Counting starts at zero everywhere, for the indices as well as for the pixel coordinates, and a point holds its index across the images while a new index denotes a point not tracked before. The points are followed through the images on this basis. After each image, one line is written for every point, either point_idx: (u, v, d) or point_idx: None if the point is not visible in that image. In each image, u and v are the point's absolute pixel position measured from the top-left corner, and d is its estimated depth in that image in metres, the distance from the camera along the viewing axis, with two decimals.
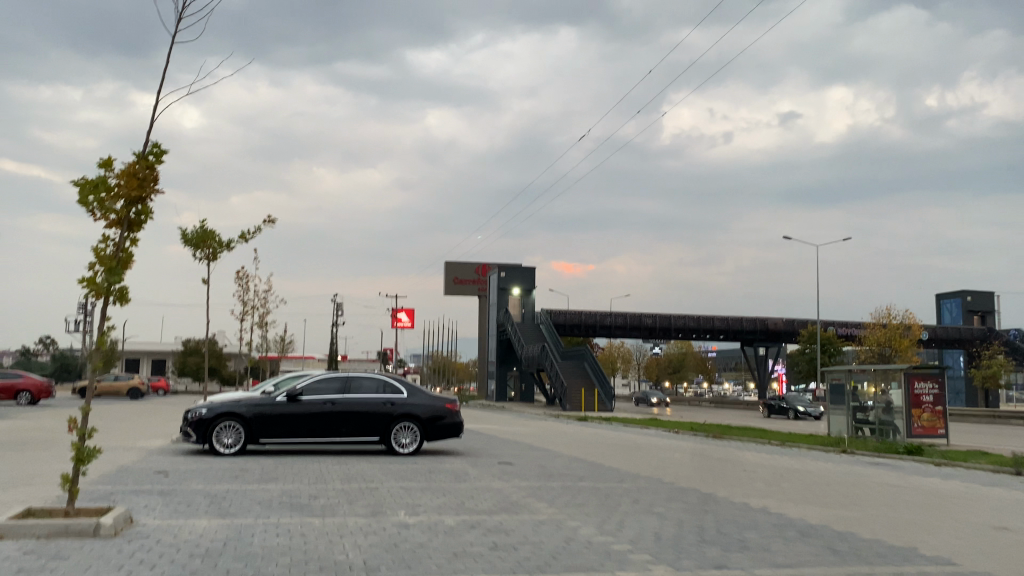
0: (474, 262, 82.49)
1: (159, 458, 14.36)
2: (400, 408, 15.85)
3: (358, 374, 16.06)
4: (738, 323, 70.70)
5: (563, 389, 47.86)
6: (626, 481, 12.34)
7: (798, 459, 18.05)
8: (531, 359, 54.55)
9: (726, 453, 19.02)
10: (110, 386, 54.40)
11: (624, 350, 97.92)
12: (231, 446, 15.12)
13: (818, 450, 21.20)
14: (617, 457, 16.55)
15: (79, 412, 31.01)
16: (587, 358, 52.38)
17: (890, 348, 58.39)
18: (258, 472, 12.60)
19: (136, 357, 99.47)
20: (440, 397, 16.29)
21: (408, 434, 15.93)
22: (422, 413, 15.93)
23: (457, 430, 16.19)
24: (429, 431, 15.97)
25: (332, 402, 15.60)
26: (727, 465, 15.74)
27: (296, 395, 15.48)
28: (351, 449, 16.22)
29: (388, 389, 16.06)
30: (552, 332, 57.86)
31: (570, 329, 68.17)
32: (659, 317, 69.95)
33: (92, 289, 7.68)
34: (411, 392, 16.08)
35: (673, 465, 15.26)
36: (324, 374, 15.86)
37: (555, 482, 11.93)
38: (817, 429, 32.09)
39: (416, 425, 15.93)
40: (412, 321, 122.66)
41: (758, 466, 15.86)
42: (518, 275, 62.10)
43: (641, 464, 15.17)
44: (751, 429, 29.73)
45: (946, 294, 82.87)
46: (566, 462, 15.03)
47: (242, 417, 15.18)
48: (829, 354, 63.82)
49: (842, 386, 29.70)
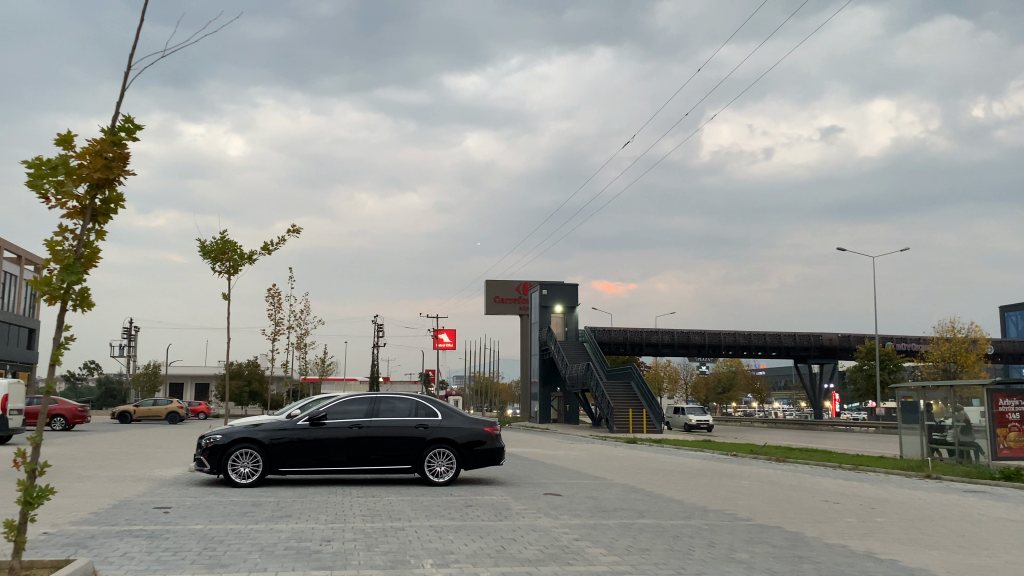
0: (515, 280, 81.14)
1: (167, 491, 12.96)
2: (434, 433, 14.29)
3: (388, 394, 14.60)
4: (791, 340, 68.13)
5: (610, 410, 45.95)
6: (693, 518, 10.63)
7: (879, 486, 16.16)
8: (574, 379, 52.82)
9: (794, 479, 17.27)
10: (150, 410, 53.87)
11: (670, 369, 95.43)
12: (248, 476, 13.70)
13: (898, 474, 19.23)
14: (676, 486, 14.93)
15: (110, 439, 29.98)
16: (634, 377, 50.44)
17: (955, 363, 55.30)
18: (272, 506, 11.14)
19: (179, 382, 99.75)
20: (478, 419, 14.70)
21: (443, 461, 14.34)
22: (458, 438, 14.36)
23: (498, 456, 14.57)
24: (467, 458, 14.38)
25: (358, 426, 14.12)
26: (803, 495, 14.01)
27: (319, 419, 14.02)
28: (381, 479, 14.69)
29: (421, 411, 14.51)
30: (596, 350, 56.08)
31: (615, 347, 66.22)
32: (708, 334, 67.68)
33: (44, 292, 6.19)
34: (446, 415, 14.53)
35: (742, 495, 13.56)
36: (350, 396, 14.39)
37: (611, 519, 10.23)
38: (886, 451, 29.82)
39: (451, 451, 14.35)
40: (453, 342, 121.50)
41: (838, 494, 14.08)
42: (560, 292, 60.55)
43: (706, 494, 13.51)
44: (815, 452, 27.71)
45: (1011, 306, 79.32)
46: (622, 492, 13.33)
47: (259, 443, 13.75)
48: (889, 370, 60.98)
49: (915, 405, 27.62)
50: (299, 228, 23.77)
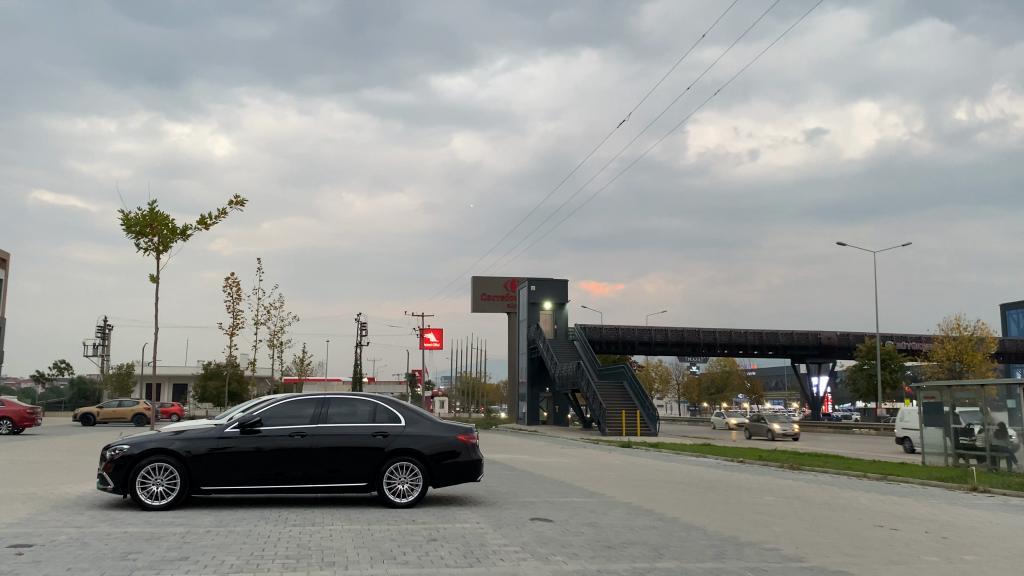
0: (503, 277, 78.47)
1: (52, 515, 10.23)
2: (397, 444, 11.63)
3: (341, 395, 11.98)
4: (789, 338, 65.92)
5: (602, 411, 43.36)
6: (729, 559, 8.07)
7: (926, 503, 13.70)
8: (564, 378, 50.25)
9: (823, 493, 14.78)
10: (115, 411, 50.85)
11: (662, 369, 92.97)
12: (162, 497, 11.04)
13: (938, 486, 16.75)
14: (694, 506, 12.39)
15: (52, 444, 27.11)
16: (626, 376, 47.91)
17: (960, 362, 53.19)
18: (175, 540, 8.51)
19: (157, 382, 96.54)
20: (449, 426, 12.09)
21: (406, 477, 11.69)
22: (426, 450, 11.71)
23: (474, 472, 11.93)
24: (437, 474, 11.75)
25: (301, 435, 11.48)
26: (848, 518, 11.48)
27: (253, 426, 11.39)
28: (333, 499, 12.01)
29: (380, 416, 11.91)
30: (586, 348, 53.62)
31: (607, 346, 63.67)
32: (702, 333, 65.25)
33: None
34: (412, 421, 11.90)
35: (777, 521, 11.02)
36: (294, 396, 11.77)
37: (619, 563, 7.63)
38: (905, 457, 27.35)
39: (416, 465, 11.68)
40: (439, 342, 118.52)
41: (892, 517, 11.59)
42: (549, 289, 58.00)
43: (734, 520, 10.98)
44: (828, 458, 25.32)
45: (1012, 304, 77.24)
46: (630, 519, 10.79)
47: (176, 456, 11.11)
48: (891, 370, 58.81)
49: (940, 405, 25.24)
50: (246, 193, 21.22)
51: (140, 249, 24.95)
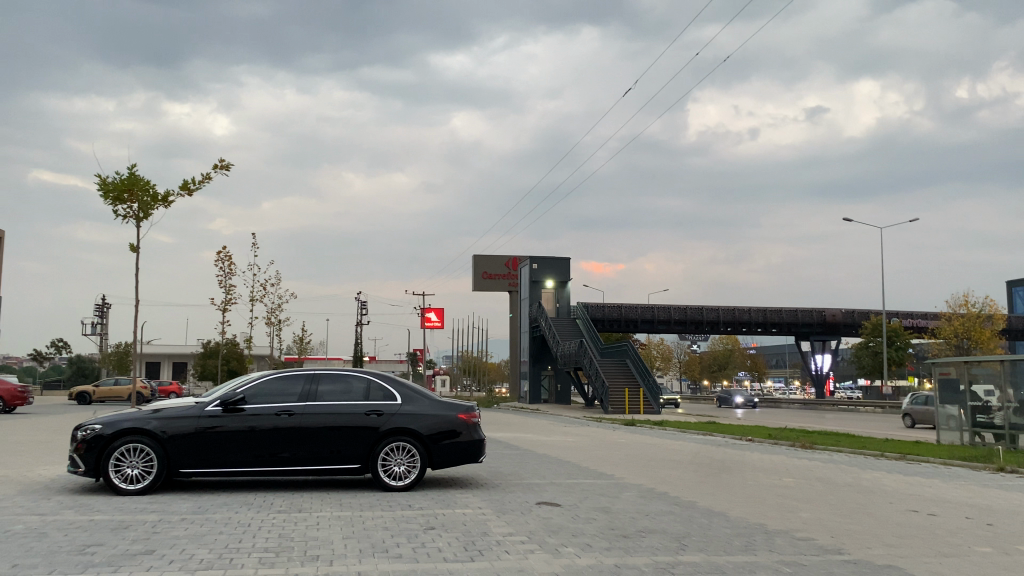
0: (504, 255, 77.54)
1: (16, 501, 9.38)
2: (393, 423, 10.79)
3: (333, 369, 11.14)
4: (793, 315, 65.09)
5: (605, 390, 42.57)
6: (760, 551, 7.23)
7: (956, 485, 12.87)
8: (566, 356, 49.47)
9: (846, 475, 13.93)
10: (111, 390, 50.14)
11: (664, 348, 92.22)
12: (138, 481, 10.22)
13: (964, 467, 15.93)
14: (711, 490, 11.56)
15: (39, 423, 26.34)
16: (629, 354, 47.10)
17: (968, 340, 52.36)
18: (144, 531, 7.64)
19: (156, 361, 95.94)
20: (449, 403, 11.23)
21: (402, 458, 10.85)
22: (424, 429, 10.85)
23: (475, 453, 11.09)
24: (436, 456, 10.91)
25: (288, 413, 10.65)
26: (879, 503, 10.66)
27: (235, 404, 10.56)
28: (324, 482, 11.19)
29: (374, 393, 11.06)
30: (589, 326, 52.79)
31: (609, 324, 62.84)
32: (705, 310, 64.39)
33: None
34: (408, 400, 11.05)
35: (802, 508, 10.19)
36: (281, 371, 10.92)
37: (639, 556, 6.78)
38: (919, 436, 26.55)
39: (413, 445, 10.84)
40: (440, 321, 117.80)
41: (927, 502, 10.77)
42: (551, 266, 57.10)
43: (757, 506, 10.16)
44: (841, 437, 24.50)
45: (1019, 281, 76.25)
46: (645, 506, 9.96)
47: (153, 436, 10.28)
48: (897, 348, 58.01)
49: (957, 383, 24.40)
50: (227, 159, 20.11)
51: (118, 217, 23.83)
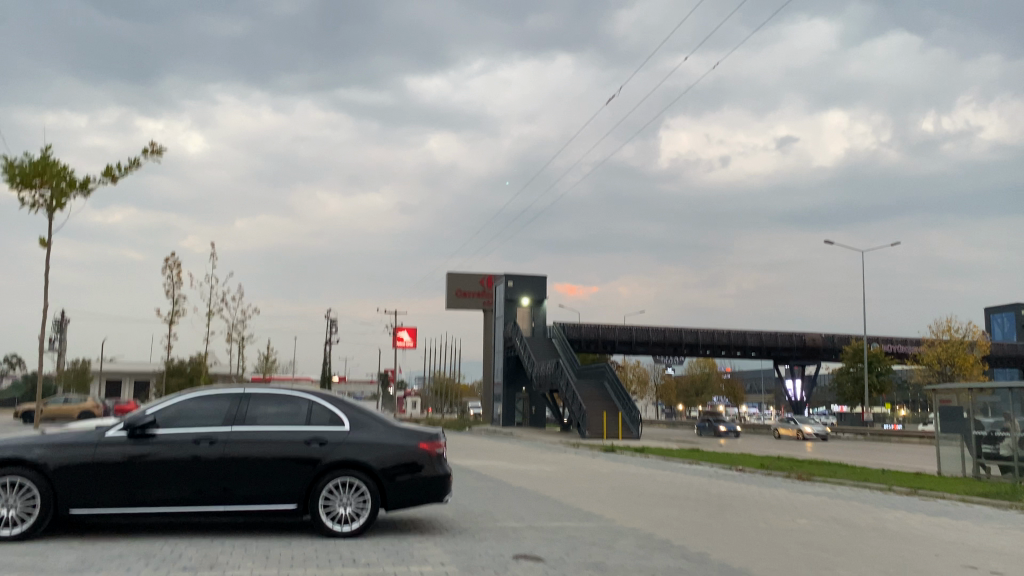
0: (479, 273, 75.68)
1: None
2: (339, 453, 8.89)
3: (269, 388, 9.27)
4: (772, 338, 63.75)
5: (582, 413, 40.69)
6: None
7: (997, 529, 11.26)
8: (542, 378, 47.59)
9: (866, 517, 12.24)
10: (61, 409, 47.25)
11: (640, 370, 90.60)
12: (17, 524, 8.23)
13: (985, 505, 14.36)
14: (720, 537, 9.76)
15: None
16: (607, 376, 45.37)
17: (952, 366, 51.33)
18: None
19: (117, 379, 92.47)
20: (409, 430, 9.35)
21: (349, 497, 8.90)
22: (377, 463, 8.97)
23: (440, 491, 9.19)
24: (391, 495, 9.01)
25: (210, 441, 8.77)
26: (923, 557, 8.98)
27: (145, 430, 8.68)
28: (257, 525, 9.25)
29: (318, 417, 9.17)
30: (566, 348, 51.06)
31: (585, 345, 61.15)
32: (684, 332, 62.98)
33: None
34: (360, 426, 9.17)
35: (838, 565, 8.42)
36: (204, 391, 9.05)
37: None
38: (915, 466, 25.04)
39: (363, 481, 8.91)
40: (412, 341, 115.28)
41: (981, 559, 9.05)
42: (527, 285, 55.31)
43: (780, 563, 8.38)
44: (838, 468, 22.83)
45: (997, 307, 75.83)
46: (650, 560, 8.18)
47: (37, 469, 8.34)
48: (878, 373, 56.91)
49: (959, 411, 22.90)
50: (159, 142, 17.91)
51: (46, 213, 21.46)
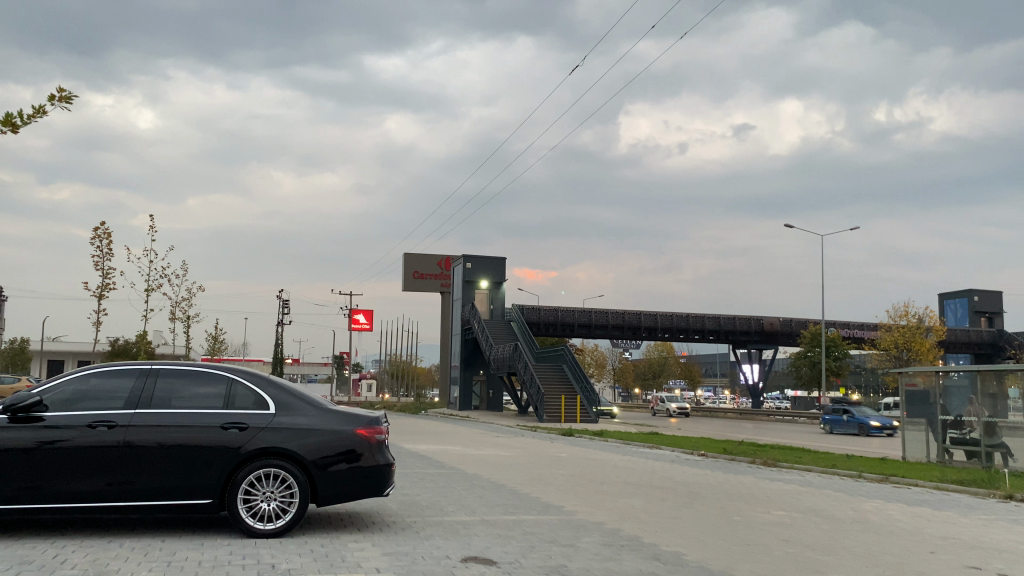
0: (437, 254, 74.28)
1: None
2: (261, 441, 7.69)
3: (181, 364, 8.01)
4: (730, 323, 63.54)
5: (540, 396, 39.82)
6: None
7: (985, 522, 10.46)
8: (500, 360, 46.55)
9: (845, 508, 11.36)
10: None
11: (599, 354, 90.19)
12: None
13: (963, 494, 13.65)
14: (694, 534, 8.75)
15: None
16: (566, 360, 44.53)
17: (908, 351, 51.56)
18: None
19: (60, 359, 89.21)
20: (346, 414, 8.18)
21: (274, 491, 7.70)
22: (308, 452, 7.79)
23: (379, 484, 8.04)
24: (323, 489, 7.84)
25: (110, 426, 7.51)
26: (918, 557, 8.02)
27: (33, 413, 7.40)
28: (167, 522, 8.01)
29: (238, 399, 7.93)
30: (525, 330, 50.08)
31: (544, 328, 60.26)
32: (644, 316, 62.47)
33: None
34: (288, 409, 7.97)
35: (828, 566, 7.45)
36: (106, 367, 7.79)
37: None
38: (880, 451, 24.55)
39: (290, 472, 7.71)
40: (369, 323, 113.48)
41: (980, 557, 8.16)
42: (486, 266, 54.11)
43: (764, 564, 7.40)
44: (803, 453, 22.22)
45: (950, 294, 76.81)
46: (618, 562, 7.14)
47: None
48: (835, 358, 57.04)
49: (925, 394, 22.41)
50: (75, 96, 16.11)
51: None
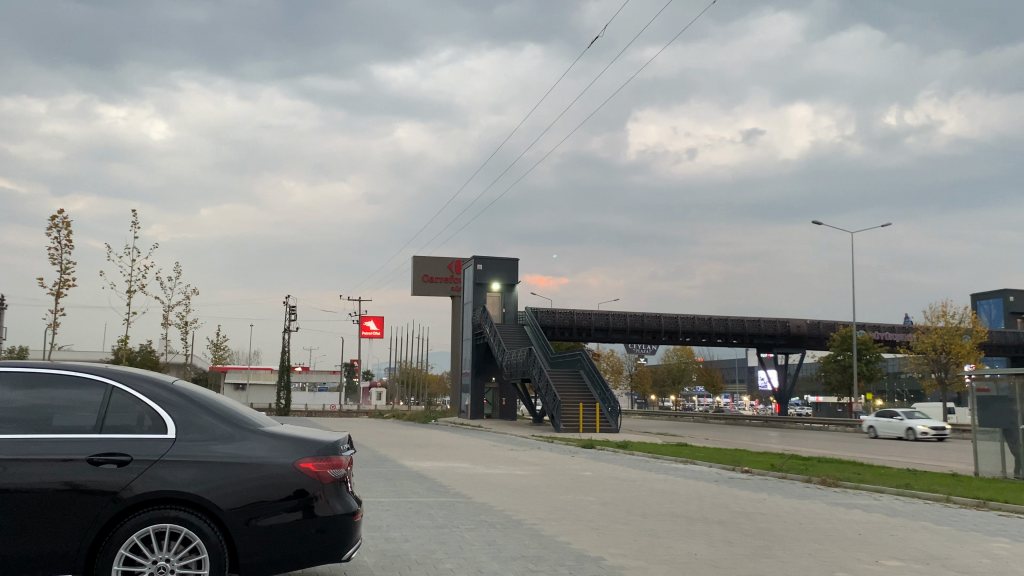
0: (447, 257, 71.68)
1: None
2: (153, 480, 5.03)
3: (38, 366, 5.36)
4: (755, 325, 60.62)
5: (557, 404, 37.08)
6: None
7: None
8: (513, 367, 43.88)
9: (971, 553, 8.65)
10: None
11: (615, 359, 87.27)
12: None
13: None
14: None
15: None
16: (584, 366, 41.81)
17: (945, 354, 48.56)
18: None
19: None
20: (291, 439, 5.50)
21: (170, 557, 4.99)
22: (224, 499, 5.11)
23: (337, 545, 5.34)
24: (248, 554, 5.15)
25: None
26: None
27: None
28: None
29: (120, 418, 5.27)
30: (539, 334, 47.41)
31: (559, 332, 57.60)
32: (664, 318, 59.61)
33: None
34: (201, 434, 5.32)
35: None
36: None
37: None
38: (945, 463, 21.66)
39: (196, 528, 5.03)
40: (379, 330, 111.03)
41: None
42: (498, 268, 51.41)
43: None
44: (862, 468, 19.44)
45: (983, 294, 73.61)
46: None
47: None
48: (867, 361, 54.01)
49: (1003, 401, 19.52)
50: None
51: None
